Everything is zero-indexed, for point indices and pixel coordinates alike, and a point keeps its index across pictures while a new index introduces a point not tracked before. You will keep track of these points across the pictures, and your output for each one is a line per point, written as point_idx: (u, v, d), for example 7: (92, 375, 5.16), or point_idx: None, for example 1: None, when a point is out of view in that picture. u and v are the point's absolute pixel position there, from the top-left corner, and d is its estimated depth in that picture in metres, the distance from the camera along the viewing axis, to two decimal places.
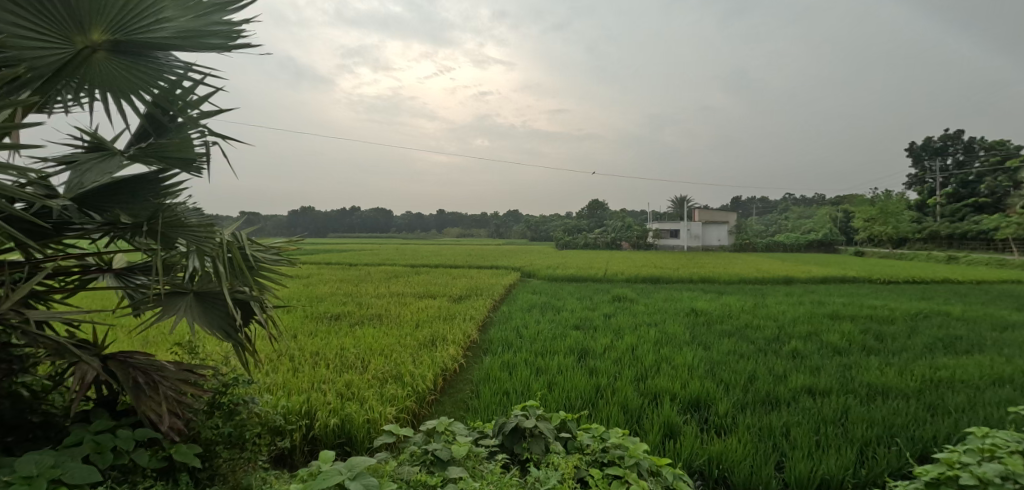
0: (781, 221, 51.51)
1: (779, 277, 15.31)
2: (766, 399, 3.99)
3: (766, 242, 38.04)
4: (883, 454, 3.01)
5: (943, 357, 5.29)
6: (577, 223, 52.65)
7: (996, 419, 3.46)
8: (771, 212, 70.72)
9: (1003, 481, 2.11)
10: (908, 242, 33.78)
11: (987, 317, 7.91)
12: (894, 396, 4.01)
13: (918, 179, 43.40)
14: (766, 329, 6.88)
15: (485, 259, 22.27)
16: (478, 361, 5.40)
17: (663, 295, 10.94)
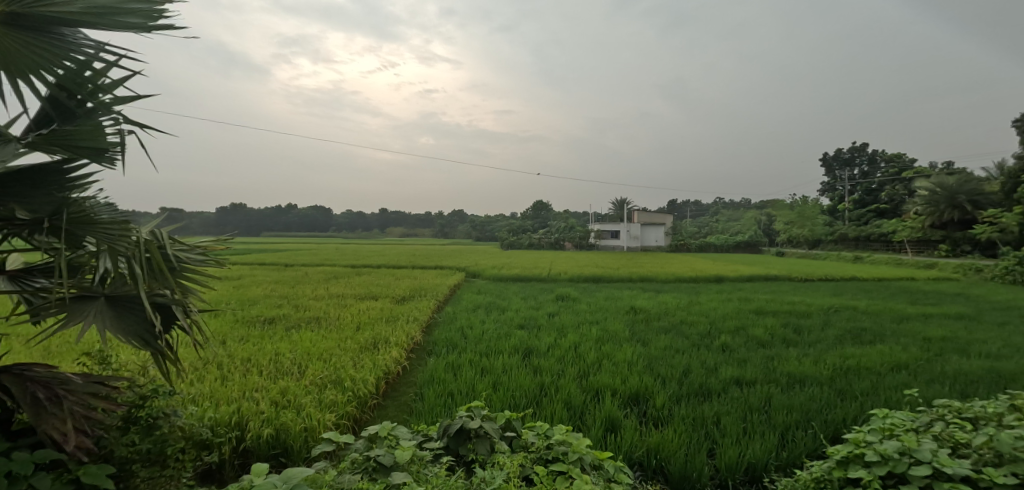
0: (713, 223, 54.93)
1: (710, 275, 16.37)
2: (697, 391, 4.28)
3: (700, 243, 40.44)
4: (802, 437, 3.30)
5: (850, 346, 5.89)
6: (523, 223, 53.24)
7: (894, 401, 3.89)
8: (704, 215, 75.25)
9: (900, 456, 2.36)
10: (822, 243, 37.17)
11: (886, 310, 8.90)
12: (809, 383, 4.42)
13: (828, 186, 48.05)
14: (698, 325, 7.36)
15: (430, 259, 22.02)
16: (422, 363, 5.37)
17: (605, 294, 11.39)
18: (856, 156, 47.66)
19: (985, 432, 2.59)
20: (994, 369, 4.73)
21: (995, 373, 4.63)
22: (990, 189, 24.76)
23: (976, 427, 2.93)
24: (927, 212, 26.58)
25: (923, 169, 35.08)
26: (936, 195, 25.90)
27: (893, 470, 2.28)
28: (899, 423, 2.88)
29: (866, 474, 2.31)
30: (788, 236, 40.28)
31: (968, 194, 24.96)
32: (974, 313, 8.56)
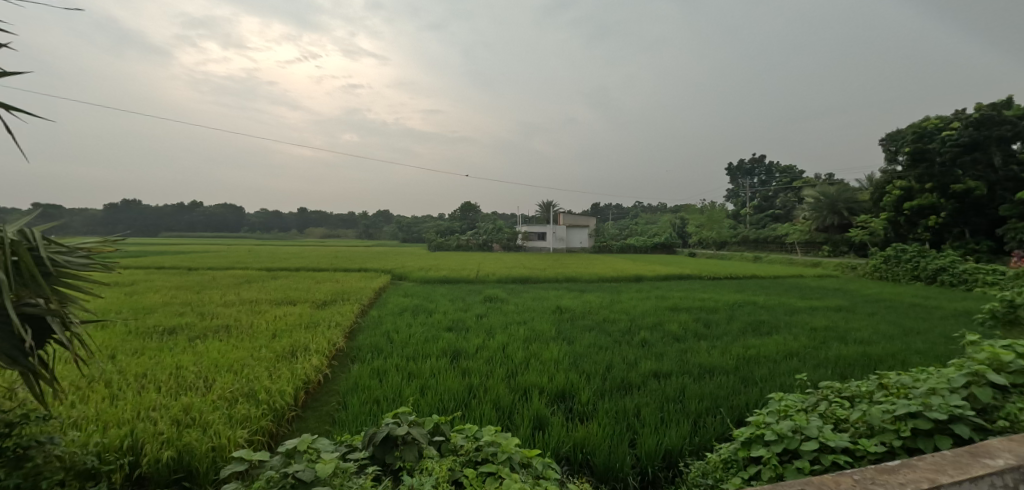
0: (632, 226, 58.14)
1: (630, 275, 17.33)
2: (618, 385, 4.52)
3: (621, 244, 42.62)
4: (711, 423, 3.61)
5: (751, 338, 6.55)
6: (451, 224, 52.79)
7: (787, 385, 4.38)
8: (624, 218, 79.48)
9: (793, 434, 2.67)
10: (727, 244, 40.81)
11: (780, 304, 9.99)
12: (717, 373, 4.84)
13: (733, 193, 52.90)
14: (620, 322, 7.78)
15: (353, 262, 21.14)
16: (345, 370, 5.15)
17: (531, 294, 11.66)
18: (757, 167, 52.93)
19: (859, 408, 3.01)
20: (866, 353, 5.49)
21: (866, 356, 5.39)
22: (862, 198, 28.73)
23: (851, 403, 3.39)
24: (814, 218, 30.13)
25: (809, 180, 39.86)
26: (821, 203, 29.59)
27: (788, 446, 2.57)
28: (792, 405, 3.25)
29: (766, 452, 2.58)
30: (698, 238, 43.61)
31: (846, 202, 28.92)
32: (849, 305, 9.87)
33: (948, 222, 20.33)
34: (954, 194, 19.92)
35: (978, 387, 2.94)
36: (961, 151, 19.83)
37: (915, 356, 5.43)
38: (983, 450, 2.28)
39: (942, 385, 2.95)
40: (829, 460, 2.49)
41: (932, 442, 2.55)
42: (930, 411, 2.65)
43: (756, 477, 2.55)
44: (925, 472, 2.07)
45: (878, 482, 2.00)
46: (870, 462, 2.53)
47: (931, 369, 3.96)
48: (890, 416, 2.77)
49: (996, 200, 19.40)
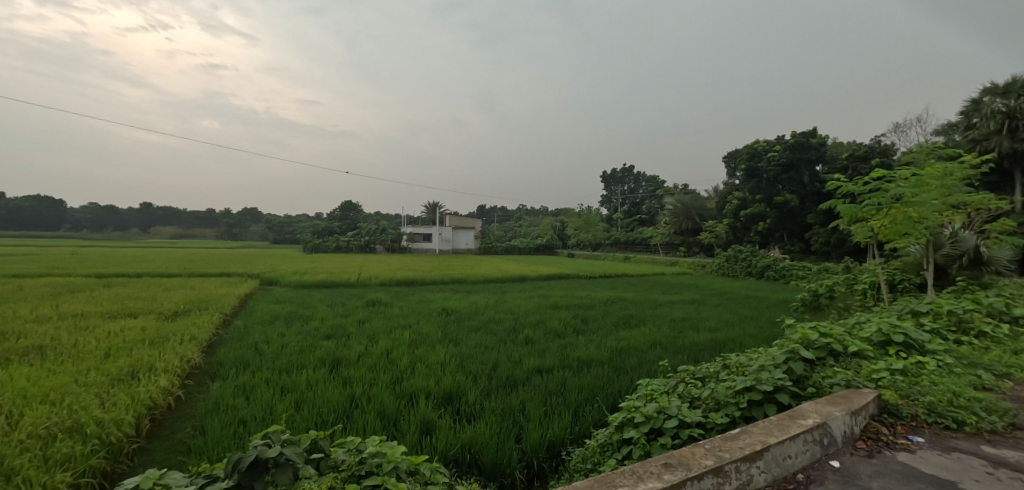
0: (517, 228, 60.13)
1: (515, 276, 17.86)
2: (504, 383, 4.63)
3: (507, 245, 43.80)
4: (589, 412, 3.87)
5: (622, 330, 7.20)
6: (330, 224, 49.29)
7: (652, 371, 4.90)
8: (510, 220, 81.86)
9: (657, 415, 2.99)
10: (601, 246, 44.46)
11: (646, 299, 11.15)
12: (593, 365, 5.23)
13: (607, 198, 57.67)
14: (505, 322, 7.97)
15: (210, 265, 18.55)
16: (202, 389, 4.49)
17: (417, 297, 11.40)
18: (626, 175, 58.37)
19: (708, 387, 3.47)
20: (713, 339, 6.39)
21: (714, 342, 6.27)
22: (709, 206, 33.46)
23: (703, 383, 3.90)
24: (674, 222, 34.28)
25: (668, 189, 45.33)
26: (679, 209, 33.81)
27: (654, 426, 2.87)
28: (656, 389, 3.63)
29: (635, 433, 2.85)
30: (576, 240, 46.38)
31: (698, 210, 33.43)
32: (700, 298, 11.38)
33: (772, 228, 24.59)
34: (776, 204, 24.05)
35: (794, 362, 3.59)
36: (782, 170, 24.08)
37: (749, 339, 6.48)
38: (799, 413, 2.79)
39: (769, 362, 3.54)
40: (687, 434, 2.82)
41: (763, 410, 3.04)
42: (761, 384, 3.17)
43: (629, 456, 2.79)
44: (758, 435, 2.47)
45: (724, 449, 2.32)
46: (718, 432, 2.94)
47: (760, 350, 4.75)
48: (733, 391, 3.24)
49: (804, 210, 23.98)
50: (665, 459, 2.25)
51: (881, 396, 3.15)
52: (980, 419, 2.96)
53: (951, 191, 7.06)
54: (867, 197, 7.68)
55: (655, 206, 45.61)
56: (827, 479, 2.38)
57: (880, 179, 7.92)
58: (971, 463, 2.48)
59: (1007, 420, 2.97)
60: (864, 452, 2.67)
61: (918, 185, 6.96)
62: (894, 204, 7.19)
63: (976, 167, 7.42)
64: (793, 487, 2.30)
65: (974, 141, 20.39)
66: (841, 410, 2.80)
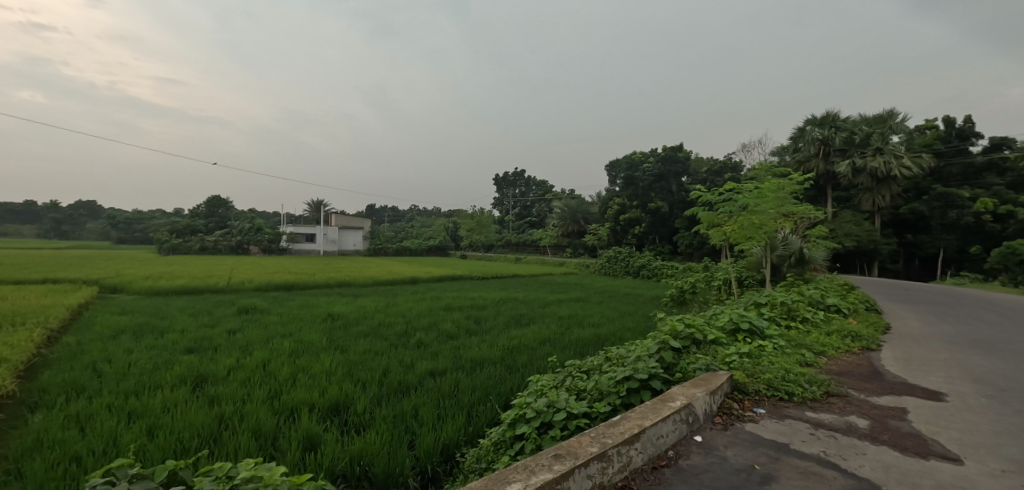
0: (410, 228, 58.58)
1: (407, 278, 17.37)
2: (395, 390, 4.47)
3: (398, 247, 42.40)
4: (483, 411, 3.91)
5: (513, 329, 7.42)
6: (191, 221, 43.16)
7: (541, 367, 5.13)
8: (402, 220, 79.33)
9: (547, 408, 3.14)
10: (494, 247, 45.37)
11: (536, 299, 11.65)
12: (486, 364, 5.32)
13: (499, 201, 58.94)
14: (396, 325, 7.72)
15: (23, 269, 15.05)
16: (14, 424, 3.62)
17: (299, 302, 10.51)
18: (518, 179, 60.20)
19: (592, 379, 3.73)
20: (595, 334, 6.91)
21: (596, 336, 6.78)
22: (592, 210, 36.04)
23: (587, 375, 4.19)
24: (562, 225, 36.36)
25: (556, 194, 47.97)
26: (566, 213, 35.92)
27: (545, 419, 3.01)
28: (546, 384, 3.81)
29: (528, 427, 2.95)
30: (469, 241, 46.28)
31: (582, 213, 35.78)
32: (584, 296, 12.21)
33: (646, 231, 27.35)
34: (649, 210, 26.82)
35: (665, 351, 4.04)
36: (655, 180, 27.02)
37: (627, 332, 7.13)
38: (669, 397, 3.14)
39: (644, 353, 3.93)
40: (575, 424, 3.01)
41: (640, 396, 3.37)
42: (637, 374, 3.51)
43: (521, 451, 2.88)
44: (636, 420, 2.74)
45: (607, 435, 2.53)
46: (602, 420, 3.18)
47: (635, 342, 5.25)
48: (614, 381, 3.53)
49: (672, 216, 27.14)
50: (555, 450, 2.38)
51: (732, 376, 3.69)
52: (804, 390, 3.62)
53: (782, 203, 8.54)
54: (722, 206, 8.93)
55: (544, 209, 47.85)
56: (692, 452, 2.72)
57: (731, 190, 9.27)
58: (798, 427, 3.03)
59: (822, 389, 3.69)
60: (720, 426, 3.10)
61: (759, 196, 8.30)
62: (742, 212, 8.47)
63: (799, 183, 9.08)
64: (664, 463, 2.59)
65: (799, 161, 24.86)
66: (701, 391, 3.22)
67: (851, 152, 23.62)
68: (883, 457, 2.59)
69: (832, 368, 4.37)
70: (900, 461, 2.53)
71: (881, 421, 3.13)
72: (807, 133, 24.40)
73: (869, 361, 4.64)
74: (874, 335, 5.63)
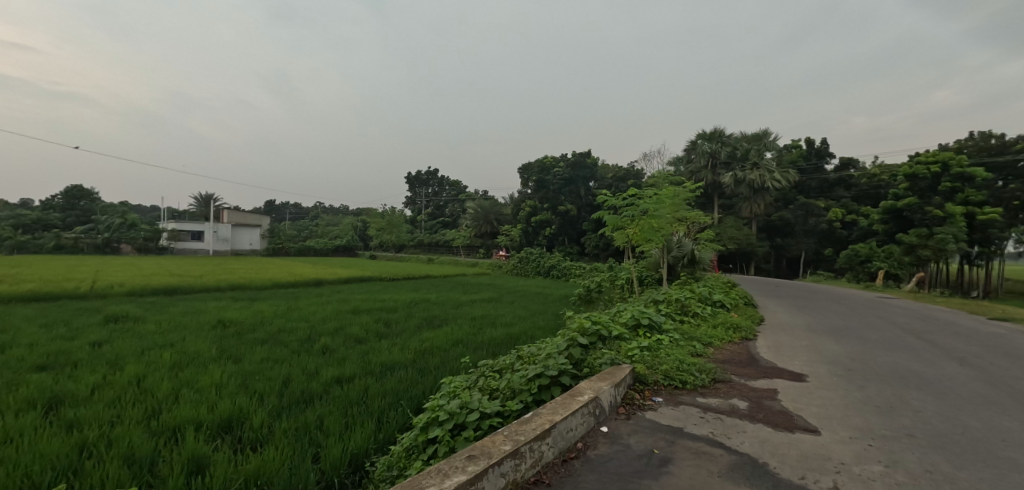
0: (313, 227, 54.87)
1: (310, 280, 16.22)
2: (297, 400, 4.14)
3: (301, 247, 39.48)
4: (394, 417, 3.75)
5: (425, 331, 7.26)
6: (39, 214, 36.40)
7: (454, 369, 5.07)
8: (305, 218, 74.22)
9: (460, 410, 3.10)
10: (405, 247, 44.18)
11: (448, 300, 11.53)
12: (397, 368, 5.14)
13: (411, 200, 57.48)
14: (298, 331, 7.17)
15: None
16: None
17: (181, 308, 9.32)
18: (431, 178, 59.21)
19: (505, 378, 3.77)
20: (507, 334, 7.00)
21: (508, 336, 6.88)
22: (505, 212, 36.61)
23: (500, 374, 4.22)
24: (475, 226, 36.48)
25: (470, 195, 48.07)
26: (479, 214, 36.11)
27: (457, 421, 2.96)
28: (459, 385, 3.77)
29: (440, 430, 2.88)
30: (379, 241, 44.54)
31: (495, 215, 36.18)
32: (497, 297, 12.34)
33: (556, 233, 28.43)
34: (559, 212, 27.93)
35: (573, 347, 4.20)
36: (565, 184, 28.46)
37: (537, 331, 7.33)
38: (578, 391, 3.28)
39: (554, 350, 4.06)
40: (488, 424, 3.01)
41: (551, 392, 3.47)
42: (548, 371, 3.61)
43: (434, 455, 2.81)
44: (547, 415, 2.82)
45: (520, 432, 2.57)
46: (514, 418, 3.22)
47: (546, 340, 5.41)
48: (526, 378, 3.60)
49: (580, 218, 28.53)
50: (469, 452, 2.37)
51: (634, 368, 3.95)
52: (695, 378, 3.99)
53: (677, 208, 9.36)
54: (625, 210, 9.57)
55: (458, 209, 47.67)
56: (599, 442, 2.87)
57: (633, 196, 9.97)
58: (691, 411, 3.34)
59: (710, 376, 4.09)
60: (623, 416, 3.31)
61: (657, 202, 9.02)
62: (643, 216, 9.15)
63: (691, 191, 10.02)
64: (574, 455, 2.70)
65: (691, 171, 27.49)
66: (607, 384, 3.41)
67: (733, 165, 26.64)
68: (759, 433, 2.94)
69: (718, 357, 4.87)
70: (773, 436, 2.90)
71: (757, 401, 3.55)
72: (698, 146, 27.10)
73: (747, 350, 5.25)
74: (751, 326, 6.39)
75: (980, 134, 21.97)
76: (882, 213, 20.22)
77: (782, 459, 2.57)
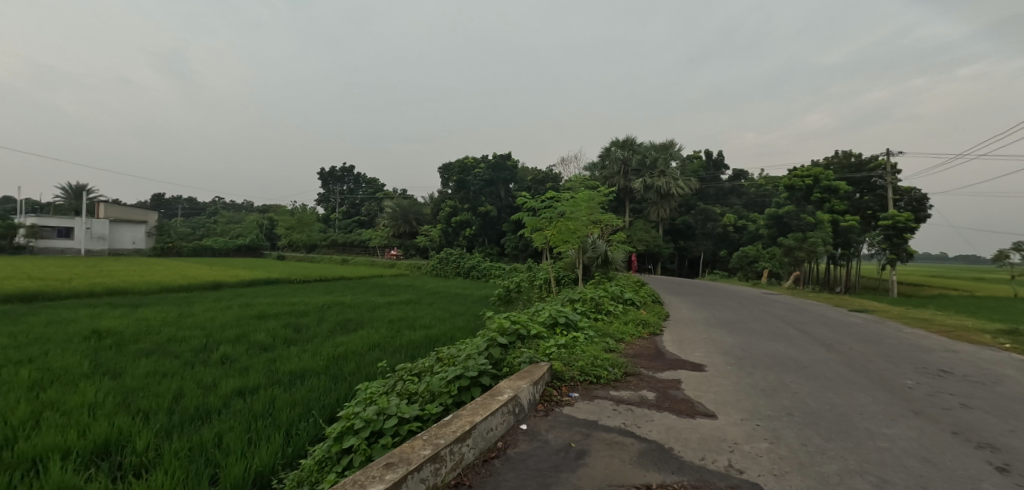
0: (210, 224, 49.59)
1: (207, 282, 14.63)
2: (191, 418, 3.70)
3: (195, 246, 35.51)
4: (304, 428, 3.48)
5: (340, 336, 6.87)
6: None
7: (371, 374, 4.85)
8: (200, 214, 66.89)
9: (378, 416, 2.95)
10: (317, 248, 41.57)
11: (365, 302, 11.04)
12: (308, 376, 4.80)
13: (324, 197, 54.19)
14: (192, 340, 6.43)
15: None
16: None
17: (41, 317, 7.94)
18: (346, 175, 56.26)
19: (424, 381, 3.69)
20: (427, 336, 6.86)
21: (428, 338, 6.75)
22: (425, 211, 35.91)
23: (419, 377, 4.12)
24: (393, 226, 35.40)
25: (388, 193, 46.47)
26: (397, 213, 35.07)
27: (375, 428, 2.83)
28: (376, 391, 3.62)
29: (356, 440, 2.73)
30: (288, 240, 41.42)
31: (415, 214, 35.35)
32: (415, 298, 12.04)
33: (476, 233, 28.43)
34: (479, 213, 28.00)
35: (493, 347, 4.22)
36: (485, 185, 28.65)
37: (457, 332, 7.27)
38: (498, 391, 3.31)
39: (474, 351, 4.05)
40: (407, 430, 2.92)
41: (471, 393, 3.46)
42: (468, 372, 3.59)
43: (349, 466, 2.65)
44: (467, 417, 2.80)
45: (440, 436, 2.53)
46: (434, 421, 3.16)
47: (466, 341, 5.38)
48: (445, 381, 3.56)
49: (500, 219, 28.84)
50: (386, 460, 2.28)
51: (552, 366, 4.07)
52: (609, 373, 4.21)
53: (592, 211, 9.82)
54: (544, 212, 9.83)
55: (375, 208, 45.86)
56: (519, 440, 2.92)
57: (551, 198, 10.28)
58: (605, 404, 3.52)
59: (622, 370, 4.35)
60: (542, 413, 3.40)
61: (574, 205, 9.39)
62: (560, 218, 9.49)
63: (605, 195, 10.56)
64: (494, 455, 2.72)
65: (605, 177, 29.06)
66: (526, 382, 3.48)
67: (643, 173, 28.58)
68: (665, 420, 3.18)
69: (628, 352, 5.19)
70: (677, 422, 3.15)
71: (663, 392, 3.84)
72: (612, 153, 28.73)
73: (654, 344, 5.66)
74: (657, 322, 6.89)
75: (844, 152, 25.58)
76: (767, 219, 22.85)
77: (685, 443, 2.81)
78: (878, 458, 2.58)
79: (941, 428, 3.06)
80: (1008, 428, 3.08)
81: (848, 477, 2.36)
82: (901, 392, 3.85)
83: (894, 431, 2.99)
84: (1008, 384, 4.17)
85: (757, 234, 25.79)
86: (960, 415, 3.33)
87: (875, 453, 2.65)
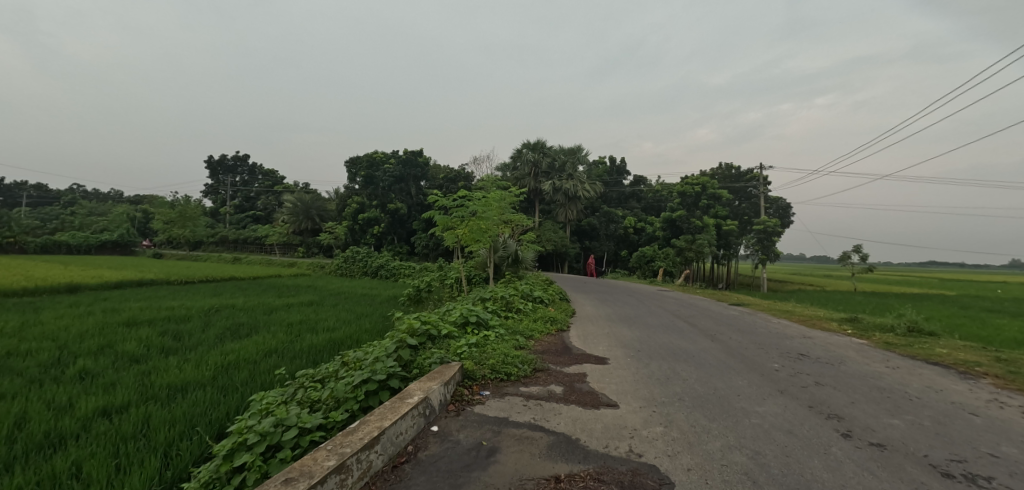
0: (62, 216, 41.99)
1: (59, 284, 12.36)
2: (37, 446, 3.12)
3: (42, 241, 29.84)
4: (187, 447, 3.09)
5: (228, 343, 6.20)
6: None
7: (266, 383, 4.44)
8: (50, 202, 56.51)
9: (275, 428, 2.71)
10: (203, 245, 37.02)
11: (258, 305, 10.02)
12: (192, 389, 4.28)
13: (211, 189, 48.56)
14: (40, 353, 5.41)
15: None
16: None
17: None
18: (239, 165, 50.95)
19: (327, 387, 3.48)
20: (331, 339, 6.48)
21: (331, 341, 6.38)
22: (329, 207, 33.79)
23: (322, 384, 3.86)
24: (293, 222, 32.75)
25: (288, 187, 43.23)
26: (297, 208, 32.53)
27: (271, 441, 2.59)
28: (273, 401, 3.33)
29: (249, 456, 2.47)
30: (166, 235, 36.73)
31: (317, 210, 33.09)
32: (317, 300, 11.24)
33: (384, 232, 27.38)
34: (388, 210, 27.22)
35: (402, 349, 4.07)
36: (394, 182, 27.67)
37: (364, 335, 6.95)
38: (407, 394, 3.23)
39: (383, 353, 3.88)
40: (307, 442, 2.70)
41: (378, 397, 3.35)
42: (375, 375, 3.45)
43: (242, 485, 2.42)
44: (375, 423, 2.70)
45: (344, 445, 2.41)
46: (338, 429, 3.00)
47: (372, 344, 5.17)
48: (351, 386, 3.39)
49: (410, 217, 28.23)
50: (285, 475, 2.12)
51: (463, 366, 4.08)
52: (519, 370, 4.32)
53: (503, 211, 9.95)
54: (455, 211, 9.78)
55: (272, 202, 42.42)
56: (428, 442, 2.88)
57: (463, 198, 10.23)
58: (515, 401, 3.61)
59: (531, 367, 4.48)
60: (453, 412, 3.40)
61: (485, 205, 9.42)
62: (471, 217, 9.49)
63: (516, 196, 10.76)
64: (404, 459, 2.66)
65: (516, 178, 29.65)
66: (437, 383, 3.45)
67: (552, 175, 29.74)
68: (572, 413, 3.35)
69: (539, 350, 5.33)
70: (583, 414, 3.33)
71: (570, 385, 4.04)
72: (523, 155, 29.41)
73: (561, 340, 5.92)
74: (565, 319, 7.20)
75: (726, 165, 29.36)
76: (662, 222, 24.91)
77: (591, 433, 2.98)
78: (750, 432, 2.97)
79: (800, 403, 3.61)
80: (849, 400, 3.73)
81: (728, 451, 2.69)
82: (769, 374, 4.46)
83: (763, 408, 3.47)
84: (849, 363, 5.06)
85: (653, 237, 28.11)
86: (814, 392, 3.94)
87: (748, 428, 3.05)
